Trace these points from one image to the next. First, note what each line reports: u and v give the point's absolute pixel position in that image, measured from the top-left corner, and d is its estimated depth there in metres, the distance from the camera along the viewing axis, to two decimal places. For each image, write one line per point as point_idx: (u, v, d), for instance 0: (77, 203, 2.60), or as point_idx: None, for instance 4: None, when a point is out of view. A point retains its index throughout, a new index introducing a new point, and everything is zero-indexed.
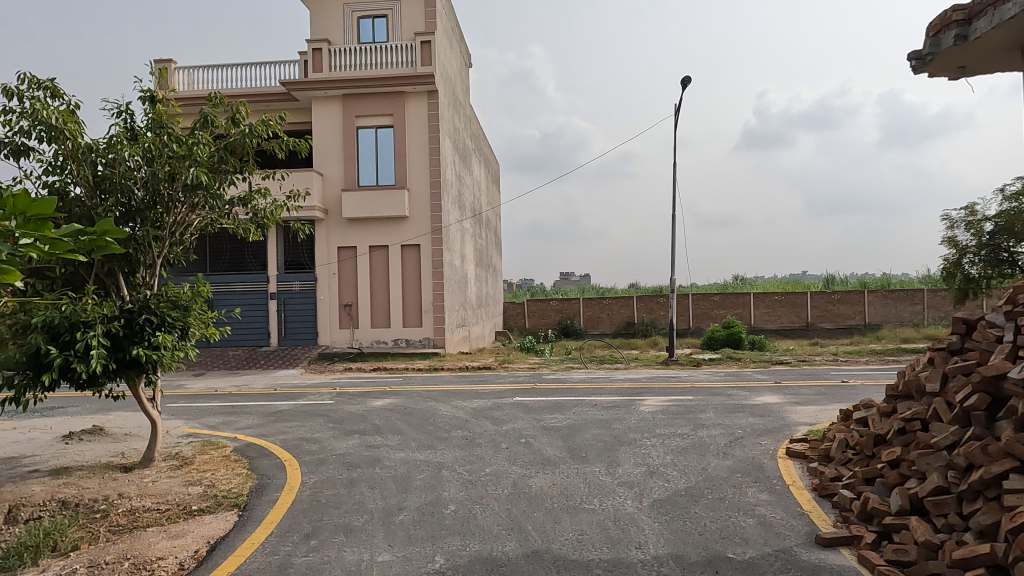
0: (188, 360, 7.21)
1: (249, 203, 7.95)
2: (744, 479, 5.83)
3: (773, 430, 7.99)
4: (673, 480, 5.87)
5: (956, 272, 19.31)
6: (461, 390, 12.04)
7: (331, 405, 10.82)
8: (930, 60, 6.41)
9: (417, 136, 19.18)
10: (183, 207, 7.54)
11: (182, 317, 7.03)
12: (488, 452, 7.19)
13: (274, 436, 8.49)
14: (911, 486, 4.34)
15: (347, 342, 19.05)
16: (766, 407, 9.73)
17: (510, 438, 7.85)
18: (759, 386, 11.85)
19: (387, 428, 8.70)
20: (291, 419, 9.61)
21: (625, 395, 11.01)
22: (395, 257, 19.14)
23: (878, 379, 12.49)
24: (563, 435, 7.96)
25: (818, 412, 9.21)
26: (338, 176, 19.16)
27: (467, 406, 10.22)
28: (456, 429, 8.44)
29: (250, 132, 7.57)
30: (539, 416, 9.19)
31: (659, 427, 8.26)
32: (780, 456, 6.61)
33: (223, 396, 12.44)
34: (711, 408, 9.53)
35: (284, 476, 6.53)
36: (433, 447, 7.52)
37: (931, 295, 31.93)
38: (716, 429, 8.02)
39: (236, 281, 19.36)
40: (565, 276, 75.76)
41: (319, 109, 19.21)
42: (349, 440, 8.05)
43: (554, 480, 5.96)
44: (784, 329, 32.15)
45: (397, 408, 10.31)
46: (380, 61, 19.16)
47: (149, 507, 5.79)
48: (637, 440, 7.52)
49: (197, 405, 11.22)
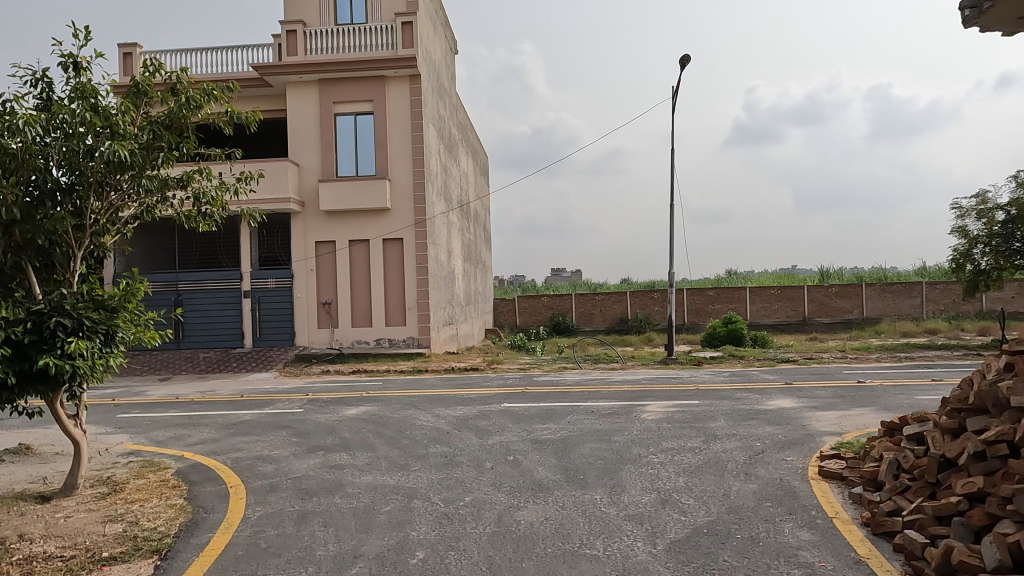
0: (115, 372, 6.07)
1: (190, 185, 6.83)
2: (776, 510, 4.83)
3: (796, 443, 6.99)
4: (691, 512, 4.85)
5: (966, 263, 18.43)
6: (445, 395, 11.00)
7: (299, 414, 9.74)
8: (989, 8, 5.39)
9: (399, 124, 18.08)
10: (112, 190, 6.44)
11: (105, 320, 5.92)
12: (469, 474, 6.15)
13: (226, 454, 7.41)
14: (1009, 531, 3.40)
15: (326, 342, 17.95)
16: (782, 412, 8.75)
17: (495, 455, 6.82)
18: (770, 388, 10.85)
19: (357, 444, 7.62)
20: (249, 433, 8.50)
21: (624, 399, 10.01)
22: (376, 252, 18.04)
23: (897, 379, 11.57)
24: (557, 450, 6.93)
25: (843, 419, 8.21)
26: (315, 166, 18.05)
27: (450, 415, 9.16)
28: (435, 444, 7.41)
29: (186, 103, 6.52)
30: (529, 427, 8.15)
31: (665, 440, 7.26)
32: (813, 478, 5.62)
33: (181, 404, 11.31)
34: (721, 416, 8.54)
35: (224, 510, 5.46)
36: (407, 468, 6.49)
37: (930, 288, 31.08)
38: (731, 442, 7.03)
39: (208, 279, 18.18)
40: (557, 272, 74.98)
41: (294, 96, 18.06)
42: (311, 459, 6.99)
43: (546, 515, 4.91)
44: (780, 324, 31.32)
45: (371, 417, 9.25)
46: (358, 43, 17.97)
47: (51, 553, 4.69)
48: (642, 457, 6.51)
49: (149, 416, 10.10)
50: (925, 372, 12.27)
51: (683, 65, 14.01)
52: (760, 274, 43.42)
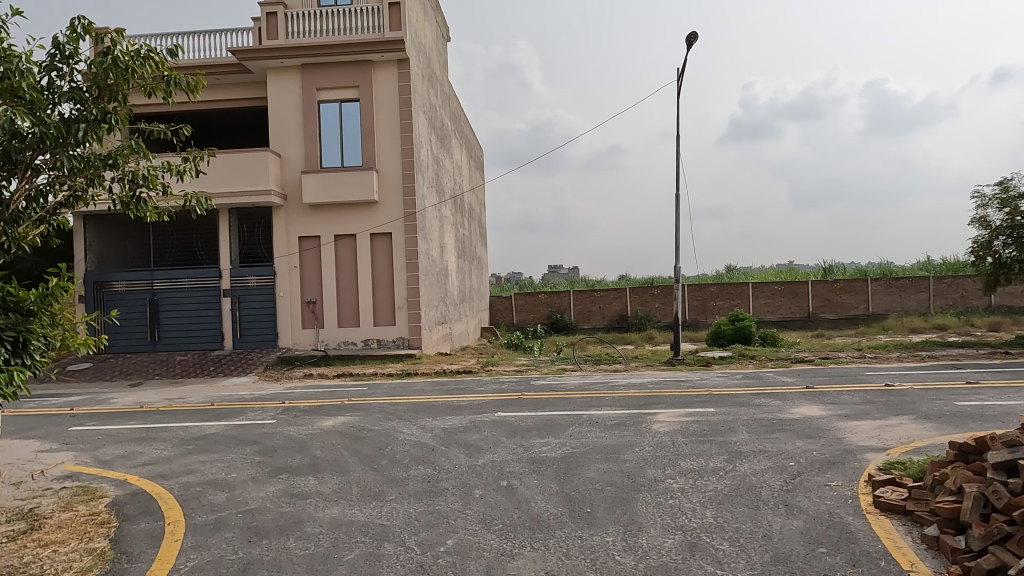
0: (43, 374, 5.26)
1: (121, 166, 5.78)
2: (836, 561, 3.85)
3: (835, 463, 6.00)
4: (729, 564, 3.87)
5: (986, 255, 17.48)
6: (433, 402, 10.01)
7: (269, 427, 8.72)
8: None
9: (386, 111, 17.05)
10: (25, 170, 5.39)
11: (13, 323, 4.93)
12: (454, 506, 5.15)
13: (176, 478, 6.41)
14: None
15: (311, 343, 16.95)
16: (810, 422, 7.79)
17: (486, 480, 5.80)
18: (791, 392, 9.85)
19: (328, 465, 6.62)
20: (207, 451, 7.48)
21: (631, 408, 9.01)
22: (363, 247, 17.02)
23: (927, 380, 10.59)
24: (558, 473, 5.94)
25: (882, 430, 7.24)
26: (297, 157, 17.03)
27: (437, 427, 8.17)
28: (416, 465, 6.41)
29: (118, 68, 5.49)
30: (525, 442, 7.16)
31: (682, 459, 6.27)
32: (868, 511, 4.65)
33: (143, 414, 10.30)
34: (742, 427, 7.55)
35: (151, 559, 4.43)
36: (381, 497, 5.50)
37: (937, 282, 30.15)
38: (761, 462, 6.06)
39: (184, 277, 17.14)
40: (555, 270, 74.07)
41: (275, 82, 17.02)
42: (271, 486, 5.99)
43: (546, 567, 3.92)
44: (784, 320, 30.37)
45: (349, 430, 8.25)
46: (343, 26, 16.92)
47: None
48: (658, 482, 5.52)
49: (103, 429, 9.07)
50: (956, 373, 11.30)
51: (689, 43, 12.98)
52: (761, 268, 42.49)
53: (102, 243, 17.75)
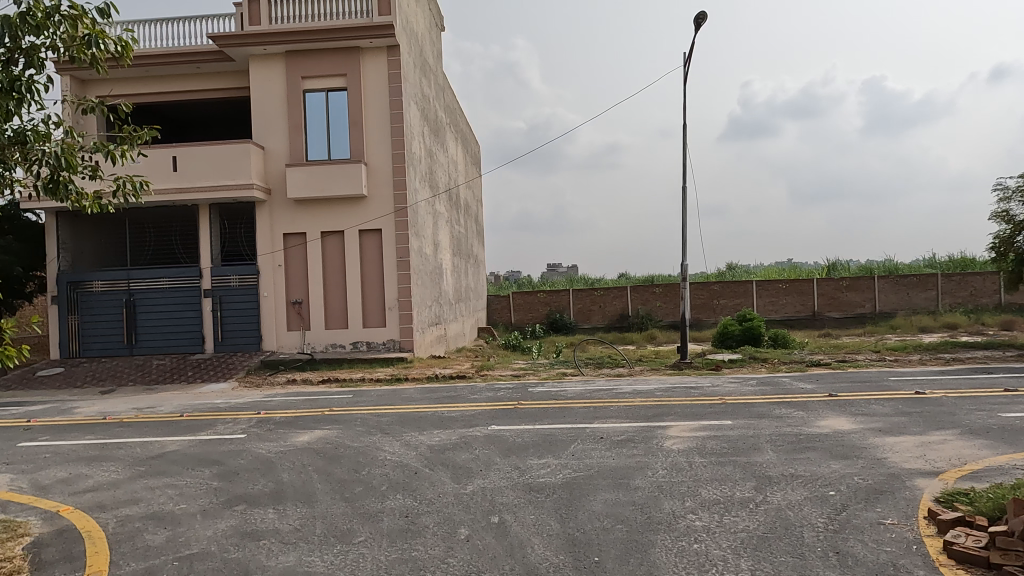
0: None
1: (36, 143, 4.79)
2: None
3: (884, 491, 5.13)
4: None
5: (1008, 250, 16.57)
6: (421, 413, 9.13)
7: (236, 443, 7.82)
8: None
9: (375, 101, 16.14)
10: None
11: None
12: (434, 553, 4.26)
13: (117, 510, 5.53)
14: None
15: (296, 346, 16.08)
16: (841, 438, 6.92)
17: (475, 515, 4.92)
18: (813, 401, 8.98)
19: (294, 493, 5.74)
20: (161, 474, 6.59)
21: (639, 420, 8.13)
22: (351, 244, 16.11)
23: (960, 387, 9.73)
24: (559, 505, 5.05)
25: (927, 448, 6.38)
26: (282, 149, 16.16)
27: (422, 444, 7.29)
28: (394, 494, 5.53)
29: (28, 23, 4.55)
30: (521, 464, 6.28)
31: (704, 486, 5.39)
32: (942, 563, 3.78)
33: (103, 426, 9.41)
34: (767, 445, 6.68)
35: None
36: (349, 538, 4.62)
37: (947, 280, 29.23)
38: (797, 491, 5.19)
39: (163, 277, 16.25)
40: (553, 268, 73.26)
41: (257, 71, 16.14)
42: (223, 521, 5.11)
43: None
44: (789, 320, 29.48)
45: (325, 447, 7.38)
46: (329, 11, 16.01)
47: None
48: (678, 519, 4.65)
49: (54, 445, 8.19)
50: (989, 379, 10.41)
51: (699, 24, 12.10)
52: (764, 266, 41.61)
53: (76, 241, 16.86)
